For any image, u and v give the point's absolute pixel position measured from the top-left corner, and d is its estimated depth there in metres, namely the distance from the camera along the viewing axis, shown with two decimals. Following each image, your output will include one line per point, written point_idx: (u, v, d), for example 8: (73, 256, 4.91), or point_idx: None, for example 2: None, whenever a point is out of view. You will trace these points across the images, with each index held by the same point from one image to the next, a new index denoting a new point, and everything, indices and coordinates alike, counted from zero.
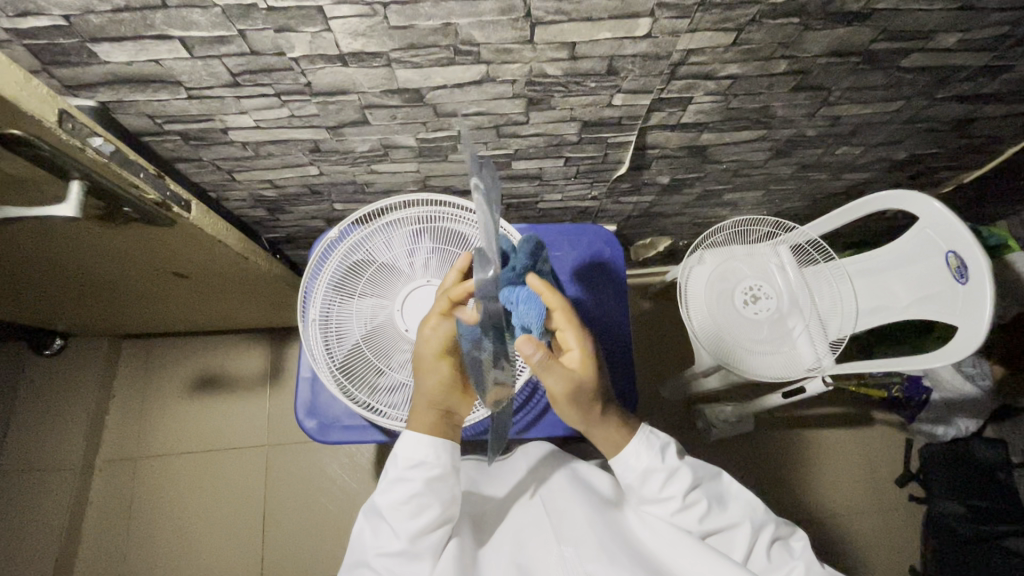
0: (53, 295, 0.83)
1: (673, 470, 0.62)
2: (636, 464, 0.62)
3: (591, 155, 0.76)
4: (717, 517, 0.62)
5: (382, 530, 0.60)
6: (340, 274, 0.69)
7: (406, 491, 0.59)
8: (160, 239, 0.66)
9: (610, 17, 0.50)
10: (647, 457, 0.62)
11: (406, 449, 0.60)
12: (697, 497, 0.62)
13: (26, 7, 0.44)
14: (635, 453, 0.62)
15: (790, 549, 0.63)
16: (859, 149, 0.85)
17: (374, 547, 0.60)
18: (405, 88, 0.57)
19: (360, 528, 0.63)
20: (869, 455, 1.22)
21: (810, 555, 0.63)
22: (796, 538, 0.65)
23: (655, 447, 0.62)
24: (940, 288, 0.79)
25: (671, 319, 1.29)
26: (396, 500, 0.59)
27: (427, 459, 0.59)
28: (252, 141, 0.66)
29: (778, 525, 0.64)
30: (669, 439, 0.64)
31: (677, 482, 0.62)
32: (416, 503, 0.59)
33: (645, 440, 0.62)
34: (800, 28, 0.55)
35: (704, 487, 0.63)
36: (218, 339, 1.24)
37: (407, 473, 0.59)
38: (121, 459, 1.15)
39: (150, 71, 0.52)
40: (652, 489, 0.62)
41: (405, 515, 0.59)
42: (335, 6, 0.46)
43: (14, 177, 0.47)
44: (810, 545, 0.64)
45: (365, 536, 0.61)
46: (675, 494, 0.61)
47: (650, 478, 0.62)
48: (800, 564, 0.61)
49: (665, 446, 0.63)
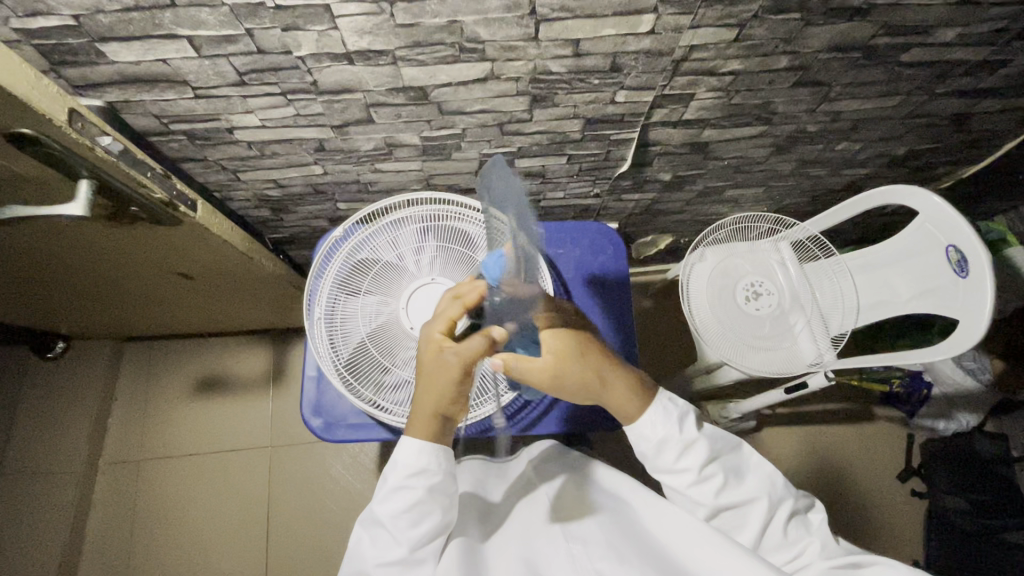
0: (58, 296, 0.83)
1: (691, 441, 0.63)
2: (651, 434, 0.63)
3: (594, 153, 0.77)
4: (733, 491, 0.63)
5: (381, 539, 0.59)
6: (345, 273, 0.69)
7: (407, 500, 0.58)
8: (165, 239, 0.66)
9: (614, 14, 0.50)
10: (663, 425, 0.63)
11: (406, 456, 0.59)
12: (714, 470, 0.63)
13: (36, 7, 0.44)
14: (650, 423, 0.63)
15: (807, 522, 0.63)
16: (859, 145, 0.86)
17: (373, 557, 0.58)
18: (410, 86, 0.58)
19: (357, 538, 0.61)
20: (871, 451, 1.22)
21: (826, 531, 0.63)
22: (814, 511, 0.65)
23: (672, 416, 0.63)
24: (940, 281, 0.79)
25: (672, 317, 1.29)
26: (397, 509, 0.58)
27: (429, 467, 0.59)
28: (257, 141, 0.66)
29: (797, 500, 0.63)
30: (689, 408, 0.65)
31: (693, 455, 0.63)
32: (417, 511, 0.58)
33: (662, 409, 0.64)
34: (801, 24, 0.56)
35: (722, 459, 0.64)
36: (221, 340, 1.24)
37: (409, 481, 0.59)
38: (124, 462, 1.15)
39: (158, 70, 0.53)
40: (668, 460, 0.63)
41: (407, 524, 0.58)
42: (342, 4, 0.46)
43: (24, 177, 0.48)
44: (826, 519, 0.64)
45: (363, 547, 0.60)
46: (690, 467, 0.63)
47: (665, 450, 0.63)
48: (815, 541, 0.61)
49: (684, 415, 0.64)
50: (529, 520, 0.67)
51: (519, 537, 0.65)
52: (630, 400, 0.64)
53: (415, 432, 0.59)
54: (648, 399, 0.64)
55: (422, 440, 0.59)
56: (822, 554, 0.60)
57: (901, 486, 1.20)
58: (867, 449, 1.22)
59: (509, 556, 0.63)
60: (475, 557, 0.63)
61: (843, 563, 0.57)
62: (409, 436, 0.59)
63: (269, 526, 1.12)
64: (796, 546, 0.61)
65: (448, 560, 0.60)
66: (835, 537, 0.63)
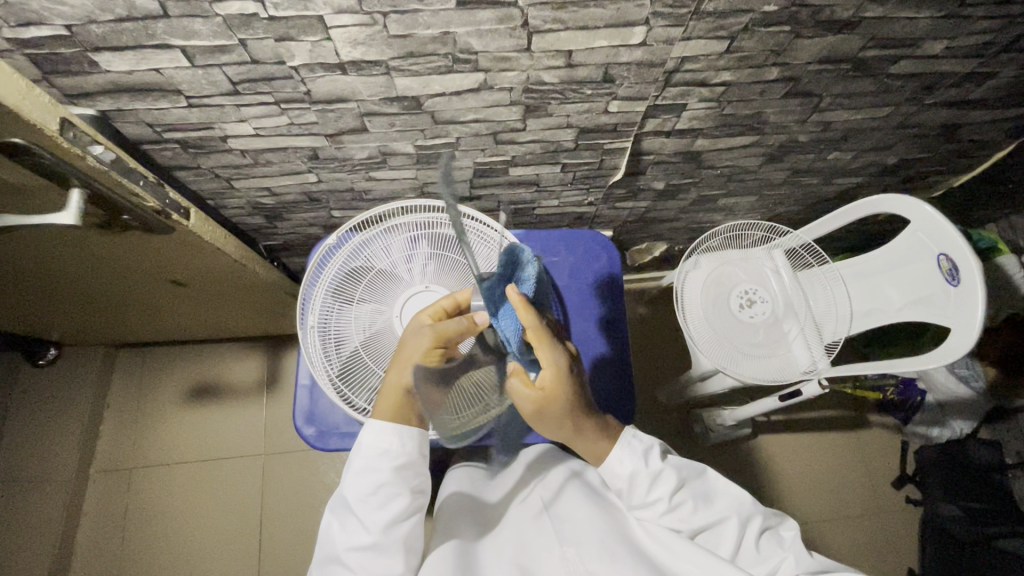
0: (49, 304, 0.83)
1: (657, 472, 0.62)
2: (621, 470, 0.62)
3: (587, 162, 0.77)
4: (704, 515, 0.62)
5: (351, 524, 0.58)
6: (339, 281, 0.69)
7: (372, 482, 0.58)
8: (156, 247, 0.66)
9: (605, 26, 0.51)
10: (629, 463, 0.62)
11: (371, 438, 0.59)
12: (683, 497, 0.62)
13: (29, 17, 0.44)
14: (619, 461, 0.62)
15: (780, 538, 0.62)
16: (850, 155, 0.86)
17: (344, 541, 0.58)
18: (404, 96, 0.58)
19: (327, 524, 0.61)
20: (865, 458, 1.22)
21: (799, 545, 0.62)
22: (787, 526, 0.64)
23: (637, 452, 0.63)
24: (931, 290, 0.80)
25: (667, 323, 1.30)
26: (363, 492, 0.58)
27: (393, 449, 0.59)
28: (251, 149, 0.67)
29: (766, 516, 0.63)
30: (652, 441, 0.65)
31: (662, 485, 0.62)
32: (384, 493, 0.58)
33: (628, 447, 0.63)
34: (791, 36, 0.56)
35: (689, 486, 0.63)
36: (214, 347, 1.23)
37: (375, 463, 0.59)
38: (114, 470, 1.14)
39: (151, 80, 0.53)
40: (639, 494, 0.62)
41: (374, 507, 0.58)
42: (336, 15, 0.46)
43: (14, 186, 0.48)
44: (801, 533, 0.63)
45: (333, 532, 0.59)
46: (660, 498, 0.62)
47: (636, 484, 0.62)
48: (790, 556, 0.59)
49: (648, 449, 0.64)
50: (522, 528, 0.66)
51: (514, 545, 0.64)
52: (597, 441, 0.62)
53: (383, 413, 0.59)
54: (613, 437, 0.63)
55: (387, 420, 0.59)
56: (799, 570, 0.58)
57: (895, 494, 1.20)
58: (861, 457, 1.22)
59: (504, 556, 0.63)
60: (468, 559, 0.63)
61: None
62: (375, 419, 0.59)
63: (262, 535, 1.11)
64: (771, 564, 0.60)
65: (443, 561, 0.61)
66: (811, 551, 0.61)
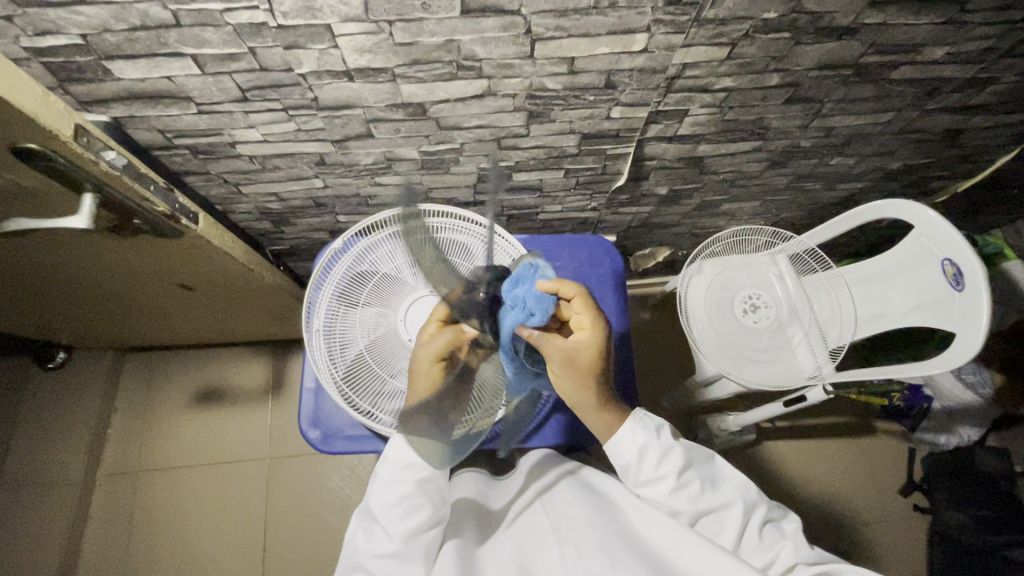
0: (58, 307, 0.84)
1: (668, 449, 0.63)
2: (630, 443, 0.63)
3: (591, 167, 0.78)
4: (710, 497, 0.63)
5: (375, 532, 0.60)
6: (345, 284, 0.70)
7: (397, 492, 0.59)
8: (165, 250, 0.67)
9: (608, 34, 0.51)
10: (640, 436, 0.63)
11: (398, 451, 0.60)
12: (690, 477, 0.63)
13: (46, 27, 0.46)
14: (628, 433, 0.63)
15: (782, 530, 0.63)
16: (853, 160, 0.87)
17: (368, 550, 0.59)
18: (408, 102, 0.59)
19: (353, 532, 0.62)
20: (872, 466, 1.21)
21: (800, 537, 0.63)
22: (789, 520, 0.65)
23: (649, 427, 0.64)
24: (937, 295, 0.80)
25: (672, 329, 1.30)
26: (388, 502, 0.59)
27: (417, 460, 0.60)
28: (259, 155, 0.68)
29: (769, 506, 0.64)
30: (664, 421, 0.66)
31: (672, 462, 0.63)
32: (407, 505, 0.59)
33: (640, 422, 0.64)
34: (791, 43, 0.57)
35: (697, 468, 0.64)
36: (221, 350, 1.24)
37: (398, 474, 0.59)
38: (121, 473, 1.15)
39: (162, 87, 0.54)
40: (647, 469, 0.63)
41: (399, 516, 0.58)
42: (343, 23, 0.47)
43: (28, 191, 0.49)
44: (802, 527, 0.64)
45: (358, 541, 0.61)
46: (669, 474, 0.63)
47: (646, 458, 0.63)
48: (790, 545, 0.61)
49: (659, 426, 0.65)
50: (528, 531, 0.66)
51: (514, 547, 0.65)
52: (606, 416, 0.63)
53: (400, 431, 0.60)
54: (626, 415, 0.65)
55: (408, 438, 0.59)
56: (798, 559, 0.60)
57: (903, 501, 1.19)
58: (868, 464, 1.21)
59: (506, 563, 0.63)
60: (470, 562, 0.62)
61: (817, 571, 0.56)
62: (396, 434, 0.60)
63: (267, 539, 1.12)
64: (771, 552, 0.61)
65: (444, 560, 0.61)
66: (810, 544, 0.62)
